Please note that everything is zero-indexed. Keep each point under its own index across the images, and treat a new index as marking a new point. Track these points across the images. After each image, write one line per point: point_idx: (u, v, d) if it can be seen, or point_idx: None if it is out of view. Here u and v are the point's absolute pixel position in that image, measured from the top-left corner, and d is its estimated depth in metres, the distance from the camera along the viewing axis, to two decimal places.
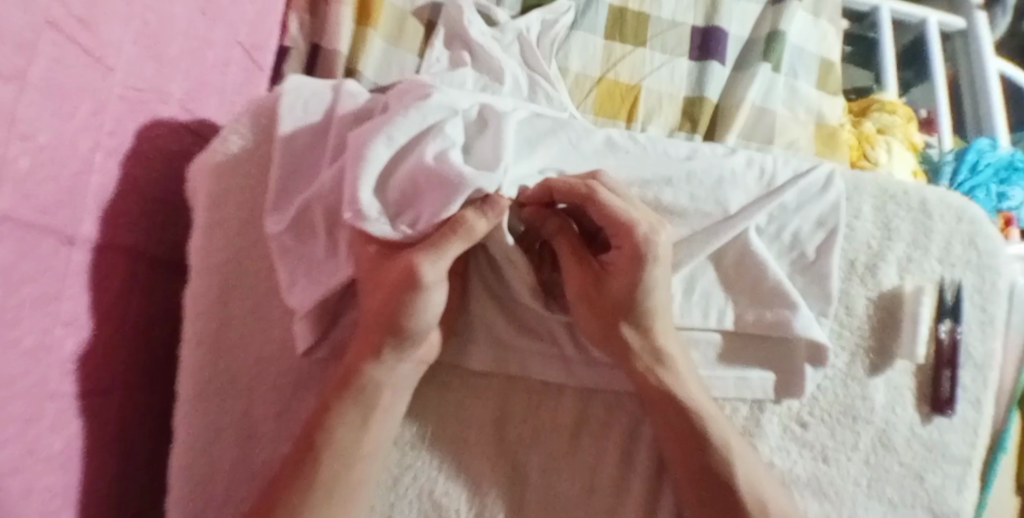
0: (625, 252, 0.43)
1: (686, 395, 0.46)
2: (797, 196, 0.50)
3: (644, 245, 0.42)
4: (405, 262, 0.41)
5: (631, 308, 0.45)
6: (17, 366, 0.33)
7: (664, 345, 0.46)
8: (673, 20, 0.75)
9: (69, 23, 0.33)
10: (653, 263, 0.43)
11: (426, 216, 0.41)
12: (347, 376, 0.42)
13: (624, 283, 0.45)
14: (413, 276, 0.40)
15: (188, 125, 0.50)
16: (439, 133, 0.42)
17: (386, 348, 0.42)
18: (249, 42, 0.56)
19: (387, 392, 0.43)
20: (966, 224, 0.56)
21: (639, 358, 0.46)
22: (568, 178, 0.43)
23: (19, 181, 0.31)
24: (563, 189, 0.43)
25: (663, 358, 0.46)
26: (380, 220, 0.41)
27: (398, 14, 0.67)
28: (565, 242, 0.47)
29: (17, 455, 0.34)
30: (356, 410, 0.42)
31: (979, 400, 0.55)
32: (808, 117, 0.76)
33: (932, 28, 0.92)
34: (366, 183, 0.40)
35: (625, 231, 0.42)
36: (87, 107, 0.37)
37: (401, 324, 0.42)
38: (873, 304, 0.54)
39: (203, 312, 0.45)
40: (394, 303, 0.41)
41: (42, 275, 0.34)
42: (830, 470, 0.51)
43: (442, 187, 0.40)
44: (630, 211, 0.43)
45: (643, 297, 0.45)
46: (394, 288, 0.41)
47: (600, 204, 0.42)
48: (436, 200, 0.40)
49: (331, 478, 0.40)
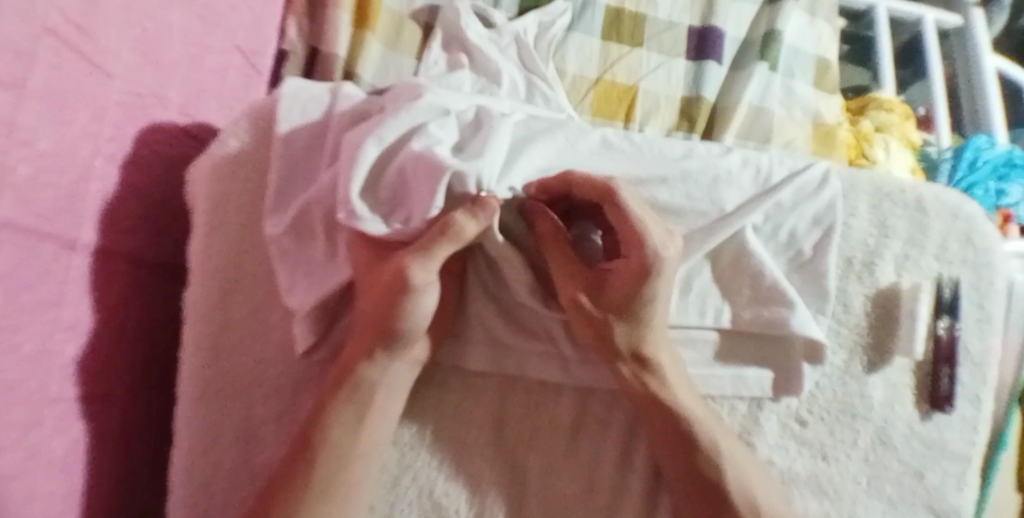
0: (631, 262, 0.43)
1: (682, 396, 0.47)
2: (793, 195, 0.50)
3: (653, 258, 0.42)
4: (399, 265, 0.41)
5: (630, 313, 0.45)
6: (19, 371, 0.33)
7: (654, 354, 0.46)
8: (669, 20, 0.75)
9: (67, 29, 0.34)
10: (658, 278, 0.43)
11: (418, 214, 0.41)
12: (342, 375, 0.43)
13: (624, 286, 0.44)
14: (402, 277, 0.41)
15: (188, 130, 0.50)
16: (424, 131, 0.42)
17: (378, 350, 0.43)
18: (247, 46, 0.57)
19: (381, 393, 0.43)
20: (962, 221, 0.56)
21: (626, 364, 0.46)
22: (589, 174, 0.44)
23: (18, 187, 0.31)
24: (583, 183, 0.43)
25: (652, 366, 0.46)
26: (373, 220, 0.41)
27: (396, 18, 0.67)
28: (557, 252, 0.45)
29: (20, 458, 0.34)
30: (349, 410, 0.42)
31: (978, 396, 0.55)
32: (805, 117, 0.77)
33: (931, 26, 0.93)
34: (356, 184, 0.41)
35: (636, 241, 0.42)
36: (86, 114, 0.37)
37: (393, 326, 0.42)
38: (870, 302, 0.54)
39: (203, 315, 0.45)
40: (388, 307, 0.42)
41: (42, 280, 0.35)
42: (829, 468, 0.51)
43: (431, 184, 0.40)
44: (643, 219, 0.43)
45: (639, 306, 0.45)
46: (385, 292, 0.41)
47: (618, 206, 0.43)
48: (426, 196, 0.40)
49: (327, 477, 0.41)
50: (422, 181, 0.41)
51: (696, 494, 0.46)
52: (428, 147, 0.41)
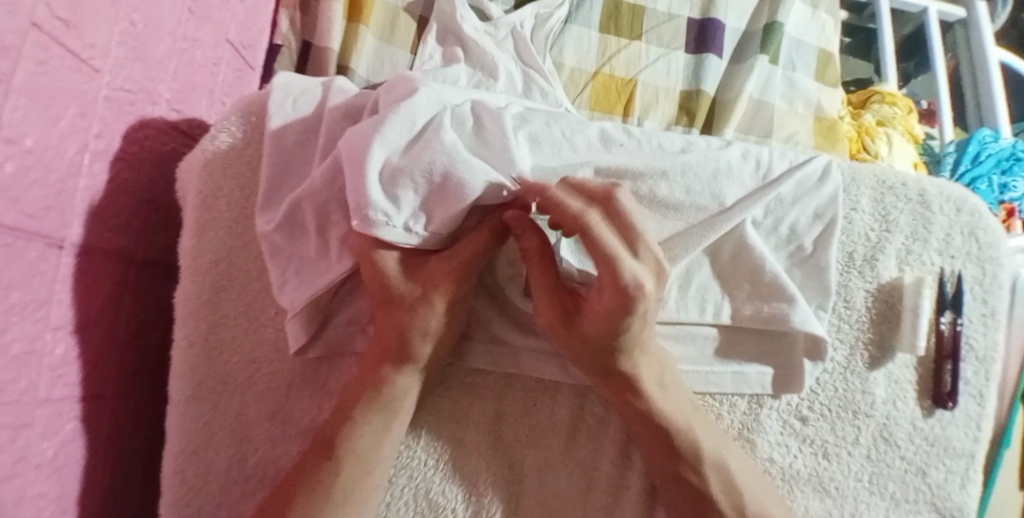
0: (606, 297, 0.41)
1: (665, 405, 0.45)
2: (794, 189, 0.49)
3: (627, 295, 0.39)
4: (442, 273, 0.42)
5: (609, 345, 0.43)
6: (8, 373, 0.32)
7: (636, 375, 0.44)
8: (669, 12, 0.74)
9: (54, 24, 0.33)
10: (636, 315, 0.41)
11: (437, 218, 0.42)
12: (375, 382, 0.42)
13: (600, 325, 0.42)
14: (451, 285, 0.42)
15: (177, 125, 0.50)
16: (437, 131, 0.42)
17: (421, 355, 0.43)
18: (238, 40, 0.56)
19: (411, 399, 0.43)
20: (966, 215, 0.55)
21: (607, 378, 0.45)
22: (567, 199, 0.40)
23: (6, 185, 0.30)
24: (562, 212, 0.39)
25: (636, 386, 0.44)
26: (390, 224, 0.40)
27: (389, 11, 0.67)
28: (537, 270, 0.43)
29: (11, 461, 0.34)
30: (379, 417, 0.42)
31: (982, 393, 0.54)
32: (807, 110, 0.75)
33: (934, 18, 0.91)
34: (372, 186, 0.40)
35: (610, 280, 0.40)
36: (74, 110, 0.36)
37: (433, 331, 0.43)
38: (872, 297, 0.53)
39: (194, 312, 0.45)
40: (429, 314, 0.42)
41: (30, 280, 0.34)
42: (830, 465, 0.50)
43: (455, 198, 0.41)
44: (619, 257, 0.39)
45: (620, 338, 0.42)
46: (427, 293, 0.42)
47: (597, 239, 0.39)
48: (449, 206, 0.41)
49: (350, 484, 0.41)
50: (443, 191, 0.41)
51: (693, 492, 0.46)
52: (451, 149, 0.41)
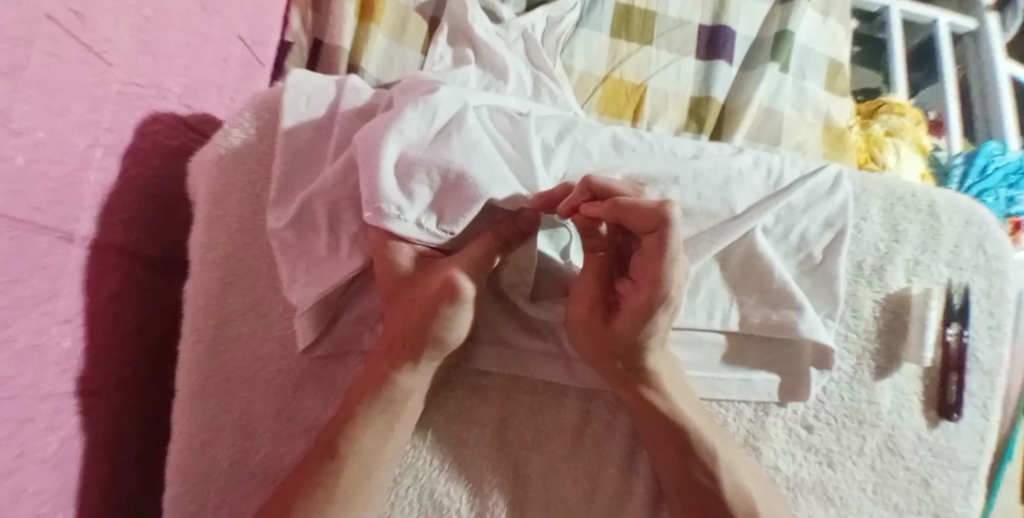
0: (639, 295, 0.41)
1: (681, 403, 0.46)
2: (805, 197, 0.50)
3: (661, 297, 0.39)
4: (445, 274, 0.41)
5: (633, 345, 0.43)
6: (13, 367, 0.32)
7: (654, 367, 0.45)
8: (679, 18, 0.74)
9: (66, 17, 0.32)
10: (666, 311, 0.41)
11: (450, 214, 0.42)
12: (379, 380, 0.42)
13: (627, 323, 0.42)
14: (449, 287, 0.41)
15: (187, 120, 0.50)
16: (455, 130, 0.42)
17: (423, 357, 0.42)
18: (250, 37, 0.56)
19: (413, 400, 0.43)
20: (974, 227, 0.55)
21: (632, 375, 0.45)
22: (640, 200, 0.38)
23: (14, 177, 0.30)
24: (638, 214, 0.37)
25: (654, 381, 0.45)
26: (401, 219, 0.40)
27: (401, 11, 0.67)
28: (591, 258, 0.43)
29: (12, 455, 0.33)
30: (382, 417, 0.42)
31: (987, 406, 0.54)
32: (816, 119, 0.76)
33: (943, 30, 0.92)
34: (386, 180, 0.40)
35: (650, 277, 0.39)
36: (83, 104, 0.36)
37: (436, 334, 0.42)
38: (880, 307, 0.53)
39: (203, 307, 0.44)
40: (433, 316, 0.41)
41: (37, 273, 0.34)
42: (835, 475, 0.50)
43: (467, 199, 0.41)
44: (676, 259, 0.38)
45: (643, 339, 0.42)
46: (431, 301, 0.41)
47: (667, 241, 0.37)
48: (461, 205, 0.41)
49: (353, 484, 0.41)
50: (456, 191, 0.41)
51: (689, 491, 0.46)
52: (467, 148, 0.42)
